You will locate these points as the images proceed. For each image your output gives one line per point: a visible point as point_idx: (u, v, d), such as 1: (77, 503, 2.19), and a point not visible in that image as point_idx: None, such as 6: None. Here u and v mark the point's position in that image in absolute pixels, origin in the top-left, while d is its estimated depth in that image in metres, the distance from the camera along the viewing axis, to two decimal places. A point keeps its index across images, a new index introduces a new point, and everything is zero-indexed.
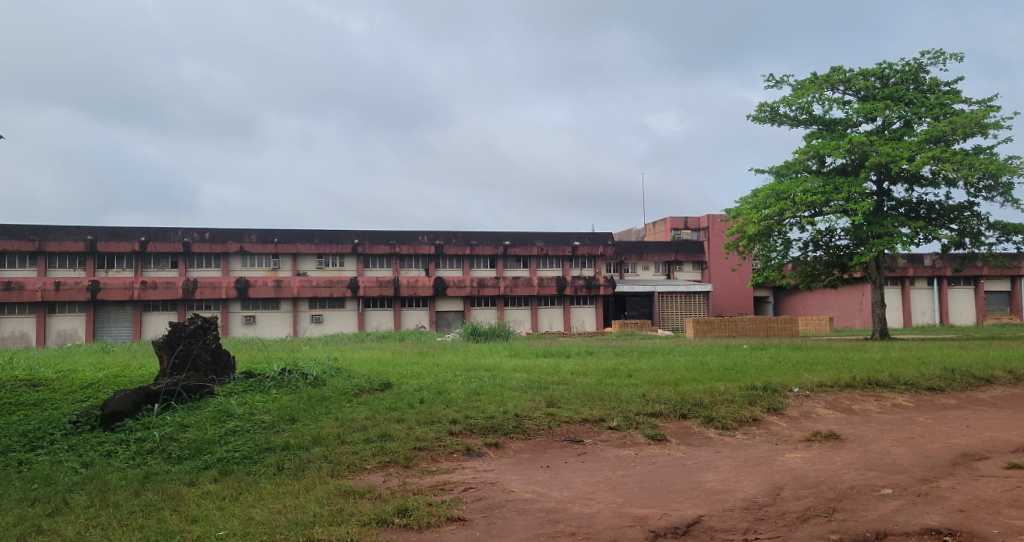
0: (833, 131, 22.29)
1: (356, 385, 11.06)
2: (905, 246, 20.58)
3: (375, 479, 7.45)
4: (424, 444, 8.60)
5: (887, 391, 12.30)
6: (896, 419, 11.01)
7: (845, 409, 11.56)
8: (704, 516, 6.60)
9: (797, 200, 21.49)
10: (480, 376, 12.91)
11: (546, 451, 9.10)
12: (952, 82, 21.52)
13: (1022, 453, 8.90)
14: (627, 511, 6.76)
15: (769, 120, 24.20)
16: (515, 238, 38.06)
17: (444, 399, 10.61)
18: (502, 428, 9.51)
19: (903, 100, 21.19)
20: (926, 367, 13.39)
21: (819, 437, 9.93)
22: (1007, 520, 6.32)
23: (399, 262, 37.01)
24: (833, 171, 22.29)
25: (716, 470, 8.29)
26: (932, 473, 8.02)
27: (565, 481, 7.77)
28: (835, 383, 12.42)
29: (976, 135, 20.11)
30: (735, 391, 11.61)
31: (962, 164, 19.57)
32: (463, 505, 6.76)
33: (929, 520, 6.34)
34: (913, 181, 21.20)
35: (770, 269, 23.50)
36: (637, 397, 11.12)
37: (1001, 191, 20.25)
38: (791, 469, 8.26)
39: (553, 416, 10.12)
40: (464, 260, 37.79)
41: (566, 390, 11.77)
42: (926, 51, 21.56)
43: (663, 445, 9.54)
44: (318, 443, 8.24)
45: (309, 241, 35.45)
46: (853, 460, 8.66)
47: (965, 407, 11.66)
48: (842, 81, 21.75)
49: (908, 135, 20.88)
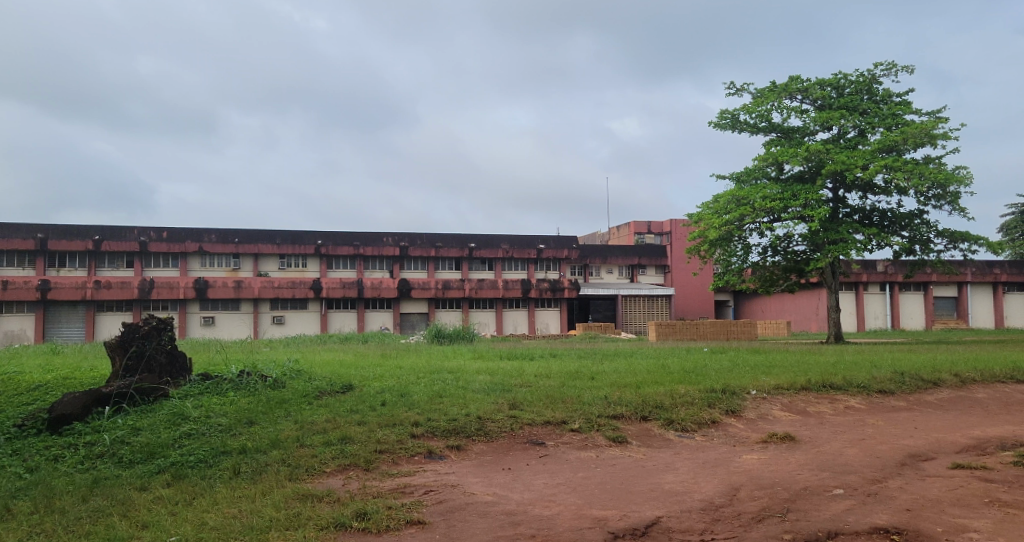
0: (791, 139, 22.77)
1: (316, 387, 10.98)
2: (859, 252, 21.11)
3: (334, 483, 7.42)
4: (385, 446, 8.58)
5: (841, 394, 12.60)
6: (848, 421, 11.30)
7: (800, 411, 11.83)
8: (663, 517, 6.71)
9: (756, 206, 21.91)
10: (442, 379, 12.92)
11: (508, 453, 9.15)
12: (904, 94, 22.15)
13: (966, 453, 9.21)
14: (587, 512, 6.84)
15: (730, 128, 24.64)
16: (480, 241, 38.04)
17: (406, 402, 10.59)
18: (464, 431, 9.53)
19: (858, 109, 21.75)
20: (878, 371, 13.76)
21: (775, 439, 10.15)
22: (951, 518, 6.55)
23: (363, 263, 36.77)
24: (791, 178, 22.77)
25: (675, 472, 8.43)
26: (881, 474, 8.26)
27: (526, 484, 7.82)
28: (792, 386, 12.70)
29: (926, 146, 20.73)
30: (695, 394, 11.80)
31: (913, 174, 20.15)
32: (423, 508, 6.76)
33: (878, 519, 6.53)
34: (867, 189, 21.77)
35: (730, 274, 23.94)
36: (599, 400, 11.23)
37: (948, 200, 20.90)
38: (748, 471, 8.44)
39: (515, 419, 10.18)
40: (429, 262, 37.70)
41: (529, 392, 11.83)
42: (879, 62, 22.17)
43: (624, 447, 9.66)
44: (276, 446, 8.17)
45: (270, 241, 35.03)
46: (807, 461, 8.87)
47: (913, 409, 12.02)
48: (799, 90, 22.23)
49: (862, 145, 21.44)
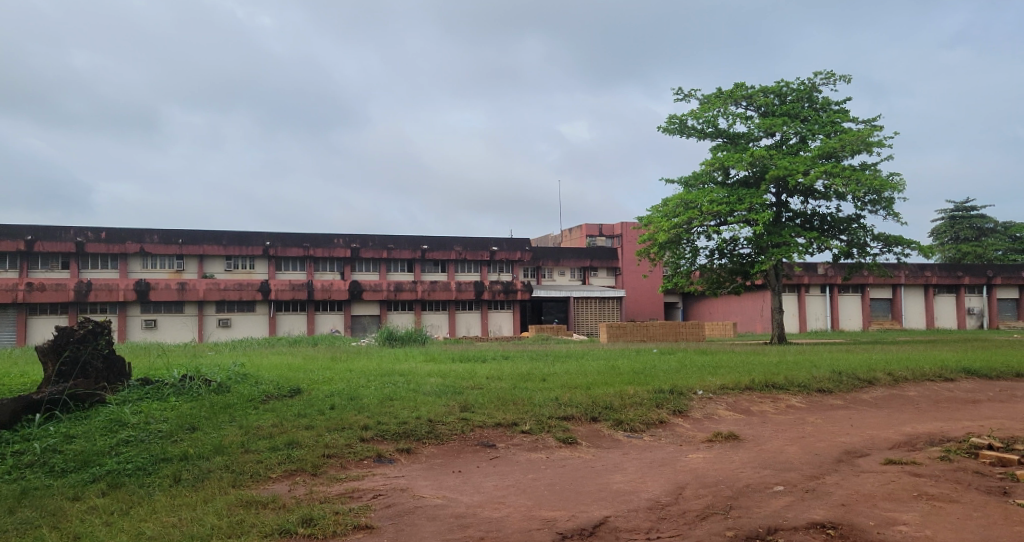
0: (737, 144, 23.34)
1: (263, 392, 10.82)
2: (801, 255, 21.75)
3: (280, 488, 7.36)
4: (333, 450, 8.53)
5: (783, 393, 12.97)
6: (788, 419, 11.65)
7: (744, 411, 12.13)
8: (610, 517, 6.84)
9: (704, 210, 22.37)
10: (393, 382, 12.87)
11: (458, 456, 9.18)
12: (842, 102, 22.91)
13: (898, 449, 9.60)
14: (536, 514, 6.92)
15: (678, 132, 25.11)
16: (433, 242, 37.91)
17: (355, 405, 10.52)
18: (415, 434, 9.53)
19: (799, 117, 22.40)
20: (817, 370, 14.20)
21: (720, 438, 10.39)
22: (882, 512, 6.81)
23: (313, 265, 36.33)
24: (737, 183, 23.32)
25: (623, 472, 8.58)
26: (819, 470, 8.56)
27: (476, 486, 7.87)
28: (736, 386, 13.02)
29: (862, 152, 21.49)
30: (643, 394, 12.01)
31: (851, 180, 20.84)
32: (371, 513, 6.75)
33: (815, 515, 6.76)
34: (808, 194, 22.44)
35: (679, 276, 24.39)
36: (550, 401, 11.34)
37: (883, 205, 21.69)
38: (693, 470, 8.63)
39: (466, 421, 10.21)
40: (381, 263, 37.43)
41: (480, 395, 11.87)
42: (819, 71, 22.87)
43: (574, 448, 9.78)
44: (219, 452, 8.05)
45: (216, 242, 34.36)
46: (750, 460, 9.12)
47: (850, 407, 12.44)
48: (744, 97, 22.80)
49: (803, 151, 22.10)
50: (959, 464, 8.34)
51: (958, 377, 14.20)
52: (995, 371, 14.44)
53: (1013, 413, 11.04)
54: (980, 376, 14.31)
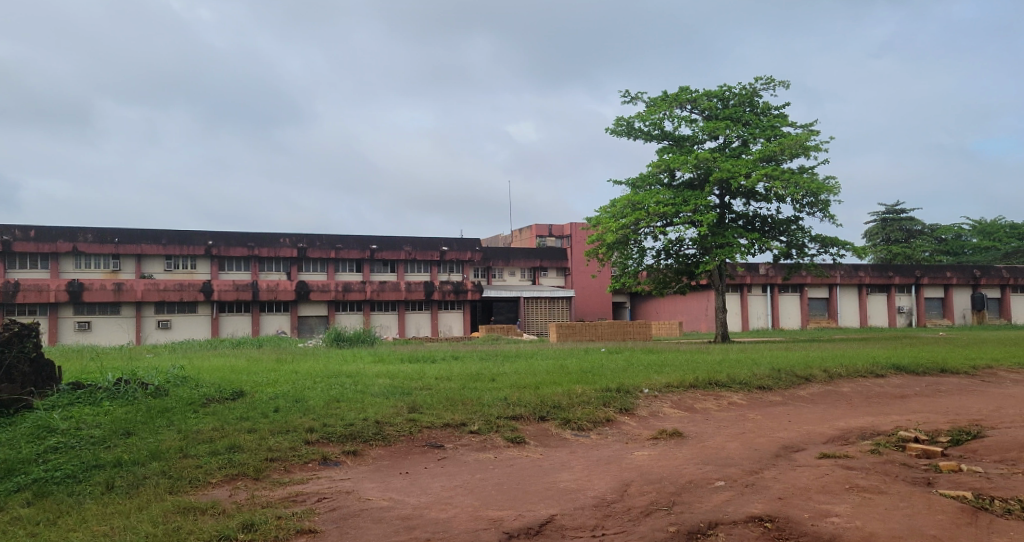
0: (682, 146, 23.79)
1: (204, 395, 10.60)
2: (743, 255, 22.29)
3: (220, 494, 7.22)
4: (277, 454, 8.42)
5: (725, 391, 13.28)
6: (730, 416, 11.94)
7: (688, 408, 12.38)
8: (556, 515, 6.91)
9: (650, 211, 22.68)
10: (341, 383, 12.73)
11: (406, 457, 9.15)
12: (781, 107, 23.57)
13: (832, 443, 9.94)
14: (483, 514, 6.95)
15: (625, 134, 25.45)
16: (383, 242, 37.62)
17: (300, 407, 10.39)
18: (361, 436, 9.47)
19: (741, 121, 22.96)
20: (758, 368, 14.60)
21: (664, 435, 10.58)
22: (817, 505, 7.04)
23: (258, 265, 35.64)
24: (682, 185, 23.76)
25: (570, 471, 8.66)
26: (758, 465, 8.80)
27: (423, 487, 7.86)
28: (681, 384, 13.27)
29: (800, 156, 22.13)
30: (591, 393, 12.15)
31: (790, 183, 21.46)
32: (315, 517, 6.68)
33: (754, 509, 6.95)
34: (750, 196, 23.02)
35: (627, 276, 24.72)
36: (499, 401, 11.39)
37: (820, 208, 22.39)
38: (638, 467, 8.79)
39: (414, 422, 10.18)
40: (329, 264, 36.97)
41: (429, 395, 11.83)
42: (759, 77, 23.47)
43: (521, 447, 9.85)
44: (155, 457, 7.86)
45: (155, 241, 33.48)
46: (693, 456, 9.33)
47: (788, 403, 12.82)
48: (689, 100, 23.23)
49: (745, 154, 22.66)
50: (888, 456, 8.68)
51: (888, 373, 14.76)
52: (922, 367, 15.05)
53: (939, 407, 11.54)
54: (909, 372, 14.90)
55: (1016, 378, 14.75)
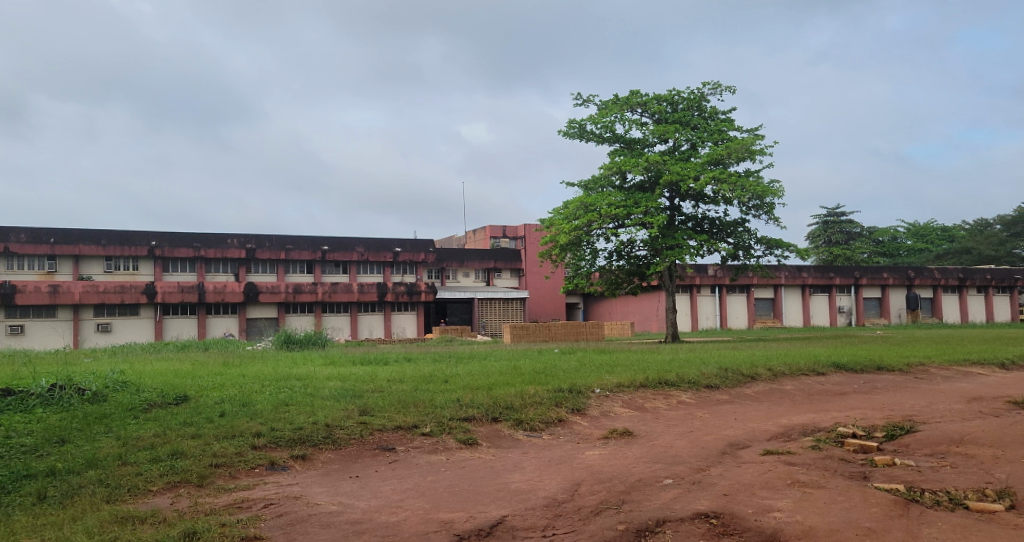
0: (633, 149, 24.10)
1: (145, 400, 10.31)
2: (692, 257, 22.69)
3: (162, 502, 7.05)
4: (222, 460, 8.24)
5: (674, 390, 13.48)
6: (679, 414, 12.13)
7: (638, 407, 12.54)
8: (507, 516, 6.93)
9: (603, 213, 22.89)
10: (290, 386, 12.53)
11: (357, 460, 9.06)
12: (728, 111, 24.07)
13: (775, 440, 10.18)
14: (433, 516, 6.93)
15: (578, 137, 25.64)
16: (334, 243, 37.17)
17: (247, 411, 10.20)
18: (310, 440, 9.34)
19: (689, 125, 23.38)
20: (706, 367, 14.86)
21: (615, 435, 10.69)
22: (761, 501, 7.21)
23: (204, 266, 34.88)
24: (634, 187, 24.07)
25: (522, 471, 8.70)
26: (705, 463, 8.97)
27: (373, 491, 7.79)
28: (632, 383, 13.42)
29: (746, 160, 22.63)
30: (543, 394, 12.21)
31: (736, 186, 21.92)
32: (260, 523, 6.57)
33: (700, 505, 7.09)
34: (698, 198, 23.45)
35: (579, 277, 24.89)
36: (451, 403, 11.36)
37: (766, 210, 22.93)
38: (589, 466, 8.86)
39: (365, 425, 10.09)
40: (279, 265, 36.37)
41: (380, 398, 11.74)
42: (707, 81, 23.91)
43: (474, 448, 9.85)
44: (92, 465, 7.62)
45: (94, 242, 32.53)
46: (642, 455, 9.45)
47: (734, 401, 13.09)
48: (639, 104, 23.54)
49: (693, 157, 23.08)
50: (828, 452, 8.94)
51: (828, 371, 15.17)
52: (860, 365, 15.53)
53: (875, 403, 11.93)
54: (848, 370, 15.35)
55: (946, 375, 15.36)
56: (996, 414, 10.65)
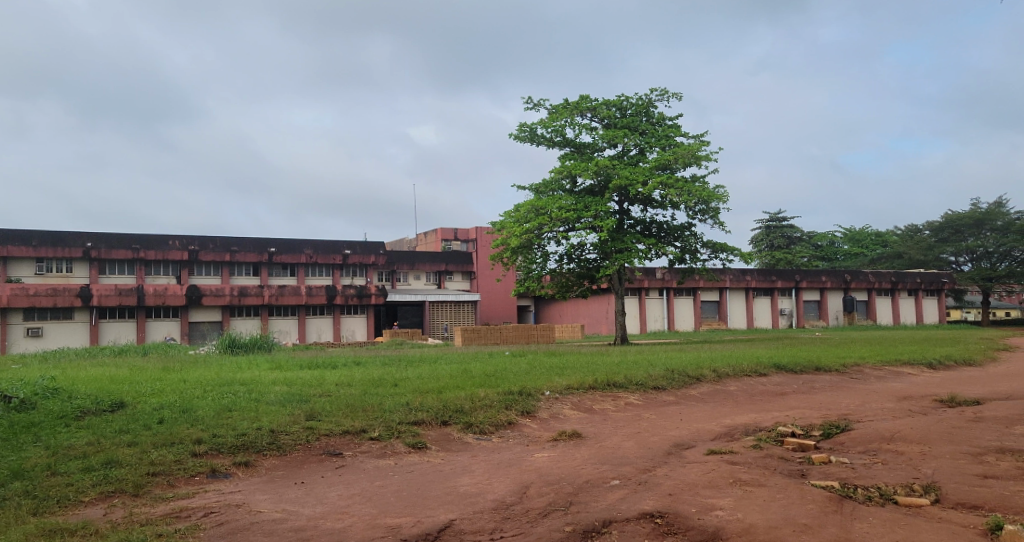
0: (583, 154, 24.32)
1: (77, 407, 9.95)
2: (641, 260, 22.99)
3: (94, 513, 6.81)
4: (160, 468, 8.00)
5: (622, 392, 13.63)
6: (627, 416, 12.27)
7: (587, 409, 12.63)
8: (455, 520, 6.90)
9: (553, 216, 22.99)
10: (233, 391, 12.25)
11: (302, 467, 8.90)
12: (674, 118, 24.53)
13: (719, 440, 10.38)
14: (380, 522, 6.85)
15: (528, 140, 25.74)
16: (281, 245, 36.52)
17: (188, 418, 9.92)
18: (254, 446, 9.15)
19: (638, 130, 23.70)
20: (653, 369, 15.07)
21: (563, 436, 10.75)
22: (704, 499, 7.33)
23: (144, 268, 33.93)
24: (583, 191, 24.28)
25: (471, 475, 8.67)
26: (651, 463, 9.10)
27: (319, 497, 7.67)
28: (581, 386, 13.52)
29: (692, 165, 23.04)
30: (493, 397, 12.20)
31: (683, 191, 22.25)
32: (199, 532, 6.41)
33: (645, 505, 7.18)
34: (647, 203, 23.78)
35: (530, 280, 24.97)
36: (400, 406, 11.27)
37: (711, 215, 23.38)
38: (538, 469, 8.89)
39: (311, 430, 9.93)
40: (223, 267, 35.57)
41: (327, 402, 11.55)
42: (654, 87, 24.30)
43: (422, 452, 9.78)
44: (18, 477, 7.32)
45: (25, 243, 31.32)
46: (590, 456, 9.53)
47: (680, 402, 13.30)
48: (589, 109, 23.76)
49: (641, 162, 23.41)
50: (768, 450, 9.15)
51: (770, 371, 15.55)
52: (800, 365, 15.95)
53: (813, 403, 12.27)
54: (789, 370, 15.76)
55: (879, 375, 15.89)
56: (925, 413, 11.05)
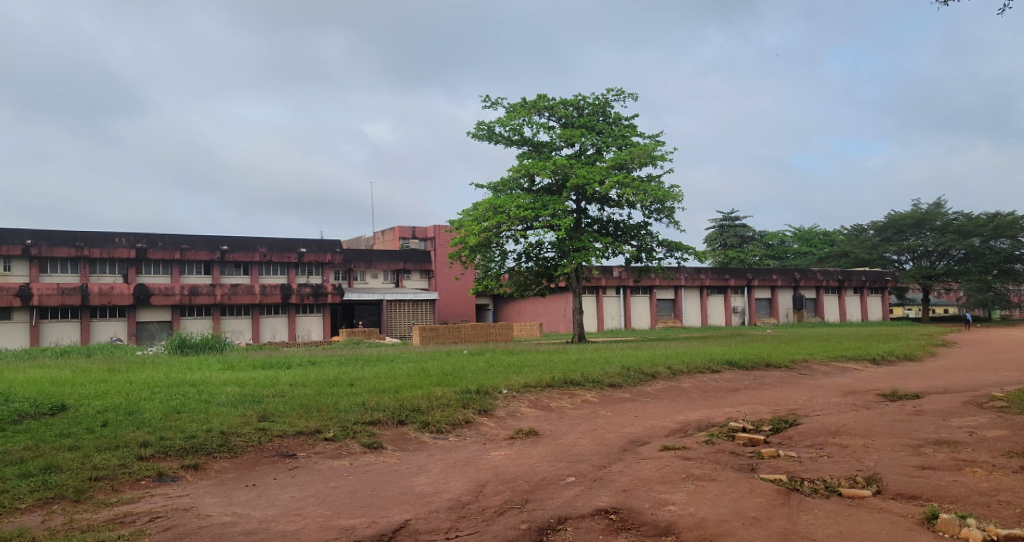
0: (541, 152, 24.39)
1: (15, 411, 9.58)
2: (598, 259, 23.16)
3: (31, 520, 6.56)
4: (104, 472, 7.76)
5: (579, 389, 13.70)
6: (584, 413, 12.32)
7: (544, 407, 12.64)
8: (410, 520, 6.84)
9: (511, 215, 22.98)
10: (182, 393, 11.93)
11: (254, 468, 8.73)
12: (630, 118, 24.75)
13: (672, 436, 10.49)
14: (334, 523, 6.75)
15: (486, 139, 25.70)
16: (234, 243, 35.80)
17: (133, 420, 9.64)
18: (204, 448, 8.93)
19: (595, 129, 23.87)
20: (609, 366, 15.16)
21: (520, 435, 10.74)
22: (657, 495, 7.39)
23: (88, 267, 32.93)
24: (541, 190, 24.35)
25: (427, 474, 8.61)
26: (607, 460, 9.16)
27: (271, 499, 7.52)
28: (538, 383, 13.55)
29: (648, 165, 23.29)
30: (451, 396, 12.15)
31: (639, 190, 22.48)
32: (144, 539, 6.22)
33: (600, 502, 7.22)
34: (604, 202, 23.97)
35: (489, 278, 24.93)
36: (357, 406, 11.14)
37: (666, 214, 23.67)
38: (495, 467, 8.87)
39: (264, 431, 9.74)
40: (173, 266, 34.70)
41: (281, 403, 11.34)
42: (611, 87, 24.52)
43: (378, 452, 9.67)
44: None
45: None
46: (546, 453, 9.54)
47: (636, 399, 13.42)
48: (546, 108, 23.83)
49: (598, 162, 23.58)
50: (720, 446, 9.29)
51: (723, 368, 15.78)
52: (751, 362, 16.24)
53: (763, 398, 12.51)
54: (740, 367, 16.02)
55: (826, 370, 16.27)
56: (868, 407, 11.35)
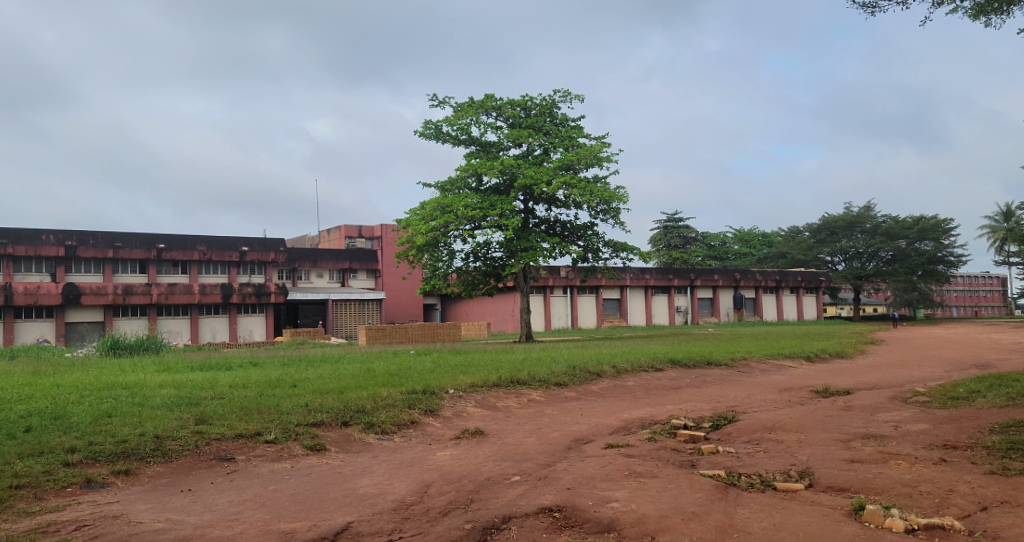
0: (489, 152, 24.36)
1: None
2: (545, 258, 23.24)
3: None
4: (26, 480, 7.43)
5: (525, 388, 13.72)
6: (529, 412, 12.34)
7: (490, 407, 12.61)
8: (353, 523, 6.73)
9: (459, 214, 22.84)
10: (113, 396, 11.51)
11: (190, 473, 8.47)
12: (577, 119, 24.96)
13: (616, 434, 10.59)
14: (273, 527, 6.60)
15: (434, 138, 25.56)
16: (172, 241, 34.68)
17: (60, 425, 9.24)
18: (136, 453, 8.62)
19: (542, 130, 23.97)
20: (556, 366, 15.23)
21: (466, 435, 10.69)
22: (601, 492, 7.44)
23: (13, 265, 31.50)
24: (489, 190, 24.33)
25: (370, 476, 8.49)
26: (551, 458, 9.18)
27: (207, 504, 7.32)
28: (484, 383, 13.50)
29: (594, 166, 23.49)
30: (396, 396, 12.03)
31: (586, 191, 22.65)
32: None
33: (544, 500, 7.23)
34: (551, 202, 24.09)
35: (436, 278, 24.79)
36: (299, 407, 10.92)
37: (612, 215, 23.92)
38: (440, 467, 8.81)
39: (201, 434, 9.47)
40: (105, 264, 33.45)
41: (219, 405, 11.04)
42: (558, 89, 24.70)
43: (320, 455, 9.49)
44: None
45: None
46: (492, 453, 9.52)
47: (581, 398, 13.52)
48: (494, 107, 23.81)
49: (545, 162, 23.69)
50: (663, 443, 9.42)
51: (666, 366, 16.03)
52: (693, 360, 16.54)
53: (705, 396, 12.74)
54: (683, 365, 16.29)
55: (764, 368, 16.68)
56: (802, 403, 11.66)
